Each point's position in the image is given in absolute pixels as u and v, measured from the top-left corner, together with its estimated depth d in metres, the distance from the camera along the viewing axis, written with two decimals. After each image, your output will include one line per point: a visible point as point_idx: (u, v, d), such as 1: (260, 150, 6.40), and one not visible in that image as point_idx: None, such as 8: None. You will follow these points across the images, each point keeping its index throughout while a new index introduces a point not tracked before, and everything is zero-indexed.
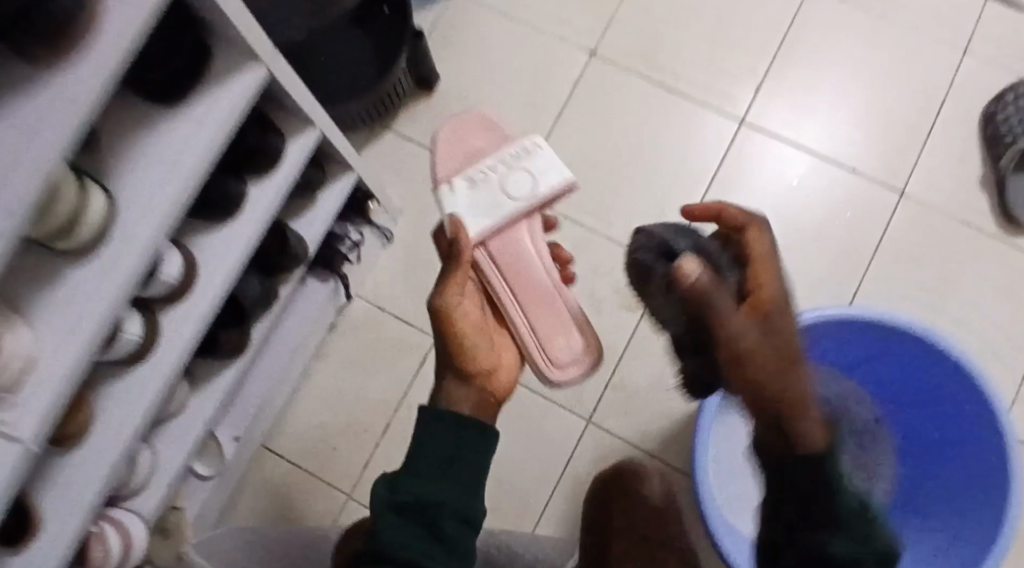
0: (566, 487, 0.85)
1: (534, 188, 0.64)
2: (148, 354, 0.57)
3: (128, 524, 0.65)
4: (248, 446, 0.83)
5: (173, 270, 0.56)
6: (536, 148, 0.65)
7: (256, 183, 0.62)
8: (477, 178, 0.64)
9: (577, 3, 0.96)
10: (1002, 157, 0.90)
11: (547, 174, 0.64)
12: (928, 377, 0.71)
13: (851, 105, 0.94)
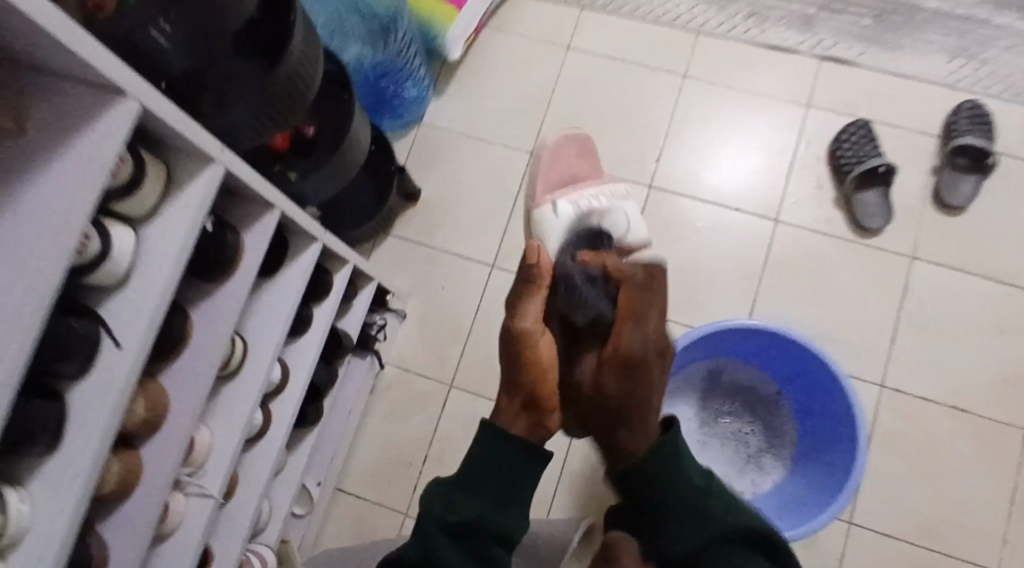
0: (566, 481, 1.14)
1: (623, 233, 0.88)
2: (266, 430, 0.87)
3: (264, 553, 0.93)
4: (328, 488, 1.12)
5: (274, 372, 0.84)
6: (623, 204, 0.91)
7: (317, 307, 0.92)
8: (580, 205, 0.89)
9: (515, 117, 1.28)
10: (844, 184, 1.21)
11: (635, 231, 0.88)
12: (784, 363, 1.02)
13: (730, 160, 1.25)
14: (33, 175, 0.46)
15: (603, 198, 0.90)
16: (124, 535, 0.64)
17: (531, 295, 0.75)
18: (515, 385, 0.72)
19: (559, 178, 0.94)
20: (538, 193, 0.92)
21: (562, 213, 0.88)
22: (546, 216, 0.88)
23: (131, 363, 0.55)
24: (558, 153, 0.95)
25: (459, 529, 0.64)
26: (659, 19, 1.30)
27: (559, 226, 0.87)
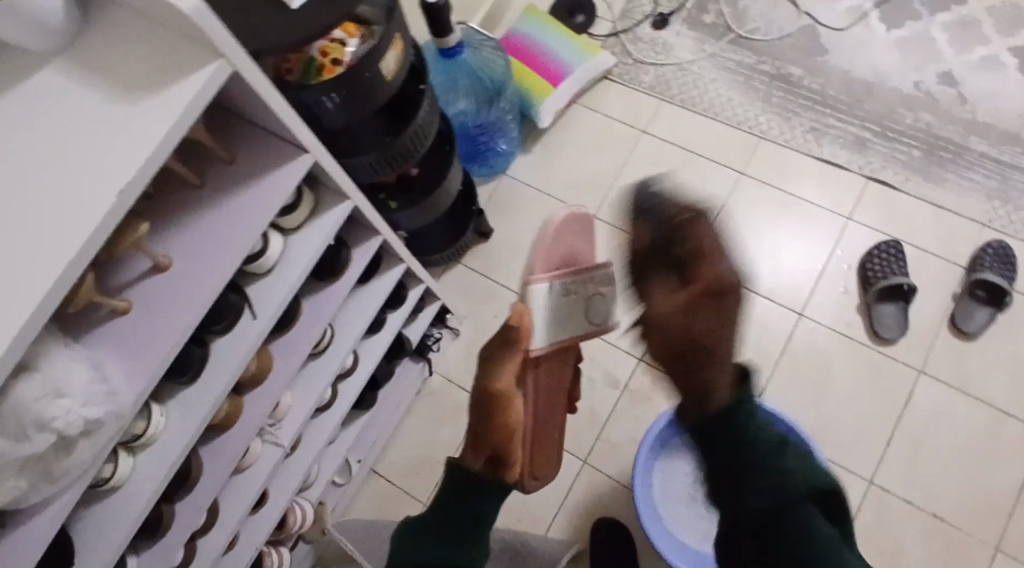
0: (568, 507, 1.28)
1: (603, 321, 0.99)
2: (330, 406, 1.06)
3: (304, 505, 1.12)
4: (364, 467, 1.30)
5: (348, 360, 1.03)
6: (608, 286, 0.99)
7: (391, 314, 1.11)
8: (568, 288, 0.94)
9: (585, 183, 1.47)
10: (867, 294, 1.34)
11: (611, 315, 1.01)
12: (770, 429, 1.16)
13: (767, 253, 1.40)
14: (234, 192, 0.67)
15: (591, 284, 0.97)
16: (216, 458, 0.82)
17: (506, 358, 0.89)
18: (477, 439, 0.90)
19: (561, 257, 0.96)
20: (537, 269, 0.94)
21: (555, 290, 0.93)
22: (541, 299, 0.91)
23: (257, 330, 0.74)
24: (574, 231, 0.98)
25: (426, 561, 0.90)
26: (728, 120, 1.48)
27: (543, 303, 0.91)
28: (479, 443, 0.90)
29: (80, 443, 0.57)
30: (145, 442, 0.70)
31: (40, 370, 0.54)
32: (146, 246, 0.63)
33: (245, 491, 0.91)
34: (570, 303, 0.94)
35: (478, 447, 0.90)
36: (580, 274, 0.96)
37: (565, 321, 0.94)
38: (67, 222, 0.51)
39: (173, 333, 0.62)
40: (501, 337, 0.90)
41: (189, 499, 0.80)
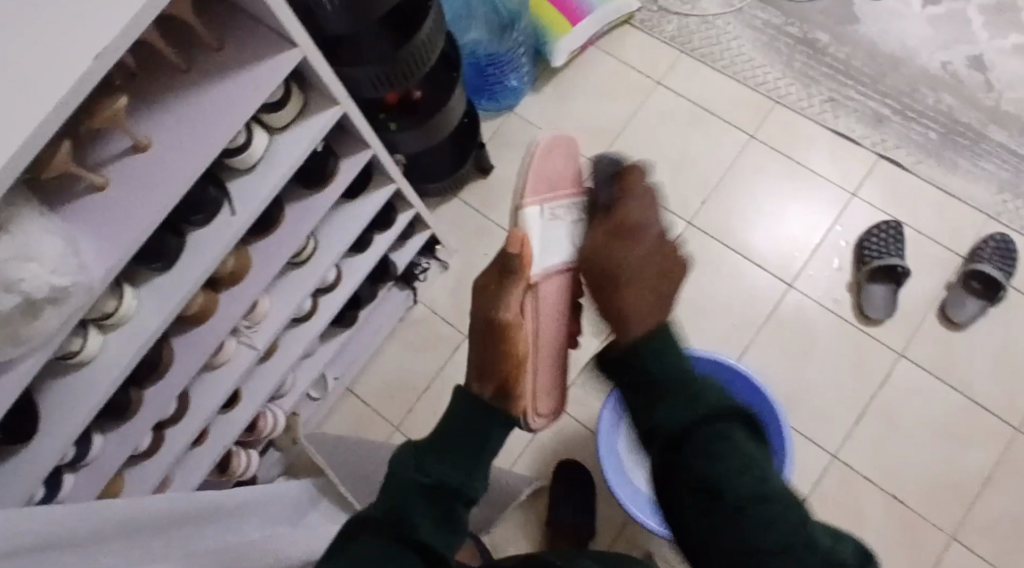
0: (534, 445, 1.31)
1: None
2: (309, 319, 1.07)
3: (275, 413, 1.14)
4: (340, 386, 1.33)
5: (330, 274, 1.04)
6: None
7: (379, 235, 1.10)
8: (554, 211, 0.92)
9: (592, 130, 1.45)
10: (860, 272, 1.33)
11: None
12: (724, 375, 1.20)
13: (765, 220, 1.38)
14: (220, 79, 0.67)
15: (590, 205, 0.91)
16: (188, 352, 0.83)
17: (510, 285, 0.81)
18: (489, 369, 0.78)
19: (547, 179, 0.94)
20: (526, 192, 0.92)
21: (538, 215, 0.91)
22: (530, 217, 0.91)
23: (235, 226, 0.74)
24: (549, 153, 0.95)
25: (432, 488, 0.67)
26: (746, 81, 1.45)
27: (542, 230, 0.90)
28: (489, 374, 0.78)
29: (48, 309, 0.58)
30: (116, 322, 0.71)
31: (11, 233, 0.54)
32: (126, 124, 0.62)
33: (216, 389, 0.93)
34: (556, 225, 0.91)
35: (487, 381, 0.78)
36: (565, 199, 0.93)
37: (555, 244, 0.90)
38: (41, 84, 0.50)
39: (146, 214, 0.62)
40: (498, 266, 0.82)
41: (158, 388, 0.82)
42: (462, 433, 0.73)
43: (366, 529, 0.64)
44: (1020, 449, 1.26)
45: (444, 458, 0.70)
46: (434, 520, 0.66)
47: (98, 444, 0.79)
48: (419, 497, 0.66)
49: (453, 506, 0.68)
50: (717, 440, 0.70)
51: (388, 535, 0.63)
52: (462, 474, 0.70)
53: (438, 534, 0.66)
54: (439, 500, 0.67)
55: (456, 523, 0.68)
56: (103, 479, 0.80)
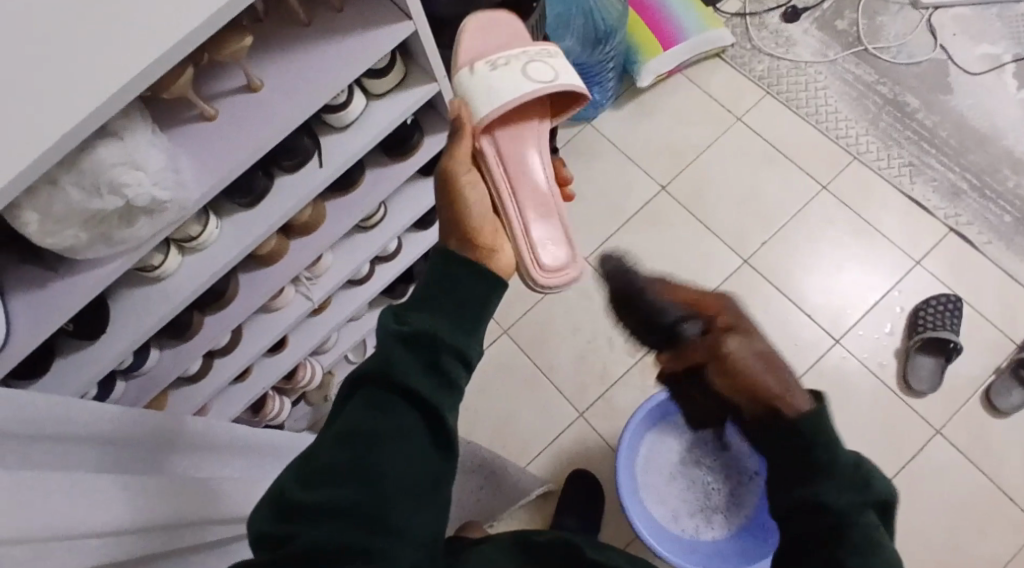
0: (552, 448, 1.33)
1: (551, 80, 0.78)
2: (364, 285, 1.11)
3: (314, 368, 1.19)
4: (376, 355, 1.37)
5: (391, 245, 1.08)
6: (550, 53, 0.81)
7: (442, 217, 1.13)
8: (496, 62, 0.78)
9: (664, 153, 1.47)
10: (911, 340, 1.32)
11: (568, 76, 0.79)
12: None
13: (821, 272, 1.38)
14: (335, 37, 0.71)
15: (523, 57, 0.79)
16: (249, 290, 0.87)
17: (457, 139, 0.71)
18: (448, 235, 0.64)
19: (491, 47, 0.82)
20: (464, 58, 0.81)
21: (482, 69, 0.78)
22: (463, 79, 0.79)
23: (319, 178, 0.78)
24: (473, 36, 0.82)
25: (416, 338, 0.55)
26: (828, 131, 1.45)
27: (489, 85, 0.77)
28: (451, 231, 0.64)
29: (143, 219, 0.63)
30: (196, 246, 0.76)
31: (125, 141, 0.59)
32: (245, 64, 0.67)
33: (268, 331, 0.97)
34: (504, 71, 0.77)
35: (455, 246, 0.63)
36: (510, 50, 0.80)
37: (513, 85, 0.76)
38: (180, 10, 0.55)
39: (246, 149, 0.67)
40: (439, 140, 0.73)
41: (217, 318, 0.86)
42: (444, 288, 0.58)
43: (364, 390, 0.54)
44: None
45: (433, 314, 0.57)
46: (426, 375, 0.54)
47: (153, 358, 0.84)
48: (404, 351, 0.54)
49: (444, 359, 0.55)
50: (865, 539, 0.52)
51: (380, 397, 0.53)
52: (452, 328, 0.57)
53: (430, 387, 0.54)
54: (430, 355, 0.54)
55: (447, 382, 0.55)
56: (152, 390, 0.85)
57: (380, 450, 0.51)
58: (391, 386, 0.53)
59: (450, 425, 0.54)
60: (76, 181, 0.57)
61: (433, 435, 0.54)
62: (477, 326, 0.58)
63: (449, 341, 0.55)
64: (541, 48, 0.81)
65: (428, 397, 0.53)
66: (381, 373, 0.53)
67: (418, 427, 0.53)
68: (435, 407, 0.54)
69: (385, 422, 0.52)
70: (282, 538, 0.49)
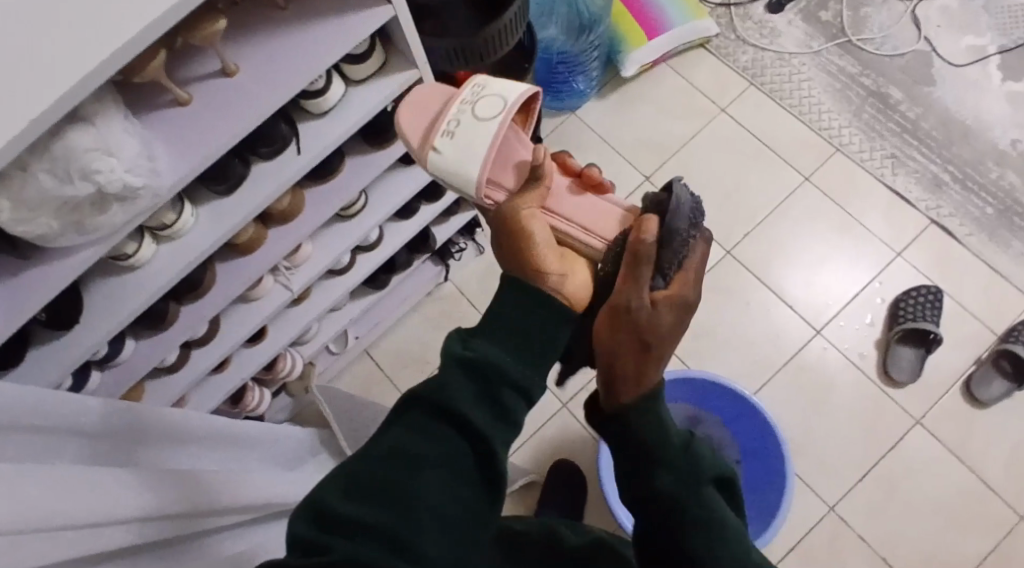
0: (535, 439, 1.33)
1: (504, 104, 0.59)
2: (345, 275, 1.10)
3: (295, 359, 1.18)
4: (359, 346, 1.36)
5: (372, 235, 1.07)
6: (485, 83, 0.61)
7: (425, 206, 1.12)
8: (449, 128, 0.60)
9: (649, 143, 1.46)
10: (891, 331, 1.33)
11: (511, 89, 0.60)
12: (733, 408, 1.23)
13: (803, 264, 1.39)
14: (313, 21, 0.70)
15: (466, 103, 0.60)
16: (227, 280, 0.86)
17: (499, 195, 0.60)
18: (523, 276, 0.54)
19: (430, 118, 0.63)
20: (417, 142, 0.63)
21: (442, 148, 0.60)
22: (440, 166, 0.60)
23: (297, 165, 0.77)
24: (410, 111, 0.64)
25: (478, 370, 0.50)
26: (812, 123, 1.46)
27: (461, 158, 0.58)
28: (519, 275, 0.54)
29: (115, 206, 0.61)
30: (171, 234, 0.74)
31: (96, 127, 0.58)
32: (220, 49, 0.66)
33: (247, 321, 0.96)
34: (463, 138, 0.59)
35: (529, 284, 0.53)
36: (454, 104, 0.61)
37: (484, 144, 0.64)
38: None
39: (222, 135, 0.65)
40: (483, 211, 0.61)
41: (195, 307, 0.85)
42: (508, 316, 0.52)
43: (415, 413, 0.50)
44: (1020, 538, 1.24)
45: (498, 341, 0.51)
46: (483, 406, 0.50)
47: (129, 348, 0.83)
48: (465, 379, 0.50)
49: (503, 393, 0.50)
50: (705, 516, 0.53)
51: (436, 426, 0.49)
52: (517, 359, 0.51)
53: (488, 422, 0.50)
54: (490, 385, 0.50)
55: (505, 422, 0.51)
56: (128, 380, 0.84)
57: (423, 474, 0.48)
58: (449, 419, 0.49)
59: (500, 466, 0.50)
60: (48, 168, 0.56)
61: (481, 471, 0.50)
62: (543, 362, 0.52)
63: (514, 379, 0.50)
64: (470, 85, 0.62)
65: (483, 431, 0.49)
66: (441, 403, 0.49)
67: (468, 461, 0.50)
68: (490, 443, 0.50)
69: (440, 454, 0.48)
70: (320, 551, 0.46)
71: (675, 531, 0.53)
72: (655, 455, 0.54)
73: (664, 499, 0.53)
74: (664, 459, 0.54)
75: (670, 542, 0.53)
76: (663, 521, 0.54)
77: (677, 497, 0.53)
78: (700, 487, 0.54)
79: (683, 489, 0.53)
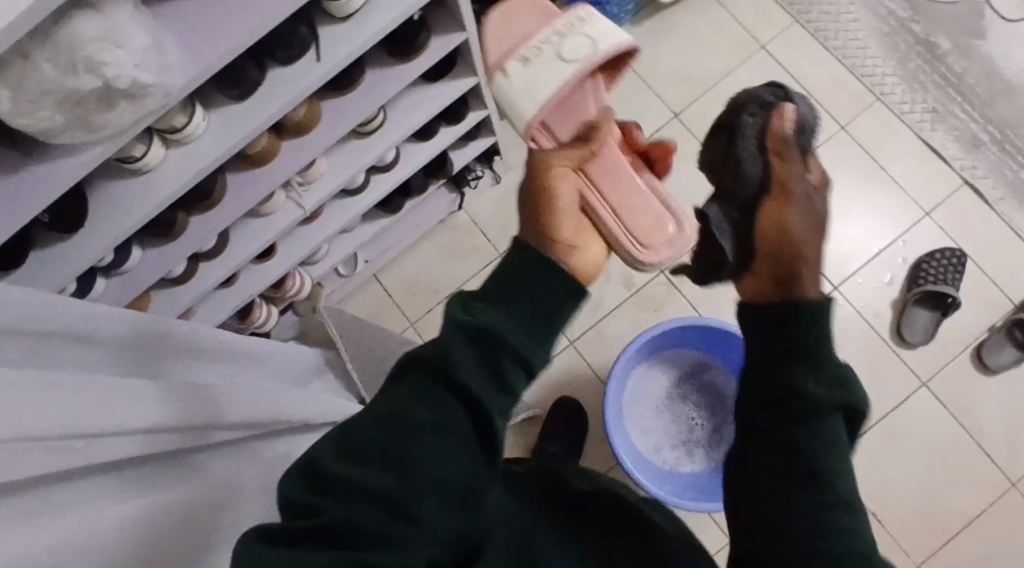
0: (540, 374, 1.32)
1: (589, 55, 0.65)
2: (359, 194, 1.06)
3: (304, 279, 1.15)
4: (368, 268, 1.33)
5: (389, 155, 1.02)
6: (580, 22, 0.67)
7: (445, 129, 1.07)
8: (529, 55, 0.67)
9: (681, 78, 1.40)
10: (909, 292, 1.30)
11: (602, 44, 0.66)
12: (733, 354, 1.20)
13: (827, 217, 1.35)
14: None
15: (552, 39, 0.67)
16: (238, 193, 0.83)
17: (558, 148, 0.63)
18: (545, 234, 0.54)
19: (514, 46, 0.69)
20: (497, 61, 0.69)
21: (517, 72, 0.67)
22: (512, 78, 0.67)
23: (317, 75, 0.72)
24: (506, 19, 0.71)
25: (479, 336, 0.48)
26: (853, 68, 1.39)
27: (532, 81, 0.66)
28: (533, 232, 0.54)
29: (123, 103, 0.57)
30: (180, 139, 0.70)
31: (103, 15, 0.53)
32: None
33: (257, 236, 0.93)
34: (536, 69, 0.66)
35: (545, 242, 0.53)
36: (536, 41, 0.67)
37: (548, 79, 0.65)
38: None
39: (237, 34, 0.60)
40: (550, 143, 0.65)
41: (203, 219, 0.82)
42: (519, 283, 0.50)
43: (413, 375, 0.49)
44: (1012, 505, 1.25)
45: (502, 307, 0.50)
46: (483, 374, 0.48)
47: (136, 257, 0.80)
48: (465, 343, 0.48)
49: (505, 362, 0.48)
50: (827, 448, 0.49)
51: (431, 388, 0.48)
52: (523, 328, 0.50)
53: (489, 390, 0.48)
54: (491, 351, 0.48)
55: (507, 392, 0.49)
56: (133, 291, 0.81)
57: (418, 439, 0.46)
58: (448, 382, 0.48)
59: (495, 433, 0.49)
60: (51, 57, 0.51)
61: (477, 440, 0.48)
62: (547, 334, 0.51)
63: (517, 350, 0.48)
64: (562, 23, 0.67)
65: (481, 401, 0.48)
66: (440, 366, 0.48)
67: (463, 428, 0.47)
68: (488, 412, 0.48)
69: (436, 417, 0.47)
70: (306, 509, 0.45)
71: (793, 456, 0.49)
72: (812, 354, 0.50)
73: (804, 412, 0.49)
74: (818, 363, 0.50)
75: (789, 492, 0.49)
76: (783, 446, 0.50)
77: (819, 411, 0.49)
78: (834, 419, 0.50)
79: (828, 400, 0.50)
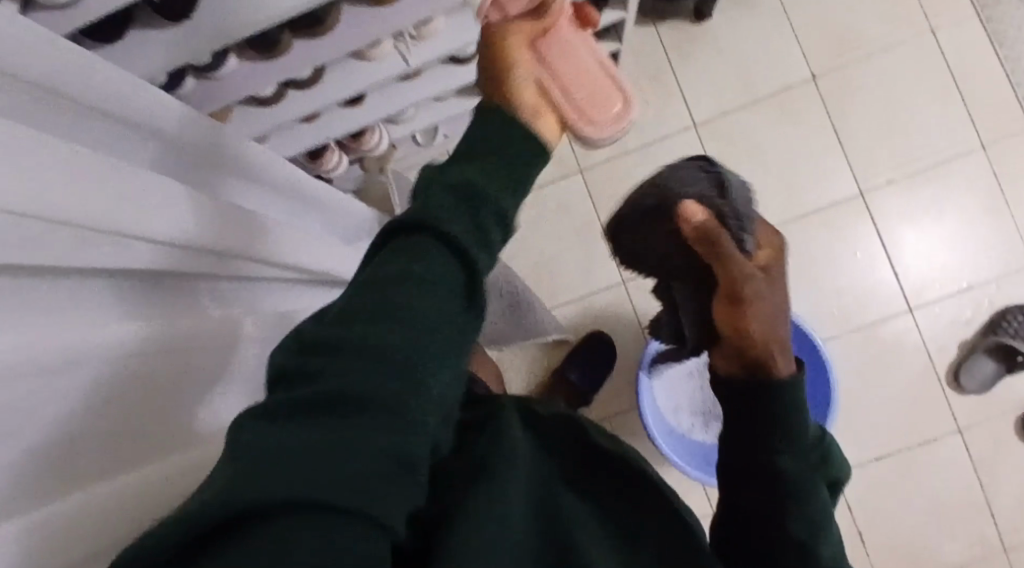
0: (582, 301, 1.29)
1: None
2: (464, 66, 0.99)
3: (382, 137, 1.10)
4: (445, 143, 1.28)
5: None
6: None
7: None
8: None
9: (830, 42, 1.28)
10: (981, 338, 1.23)
11: None
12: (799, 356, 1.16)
13: (927, 234, 1.26)
14: None
15: None
16: (346, 29, 0.76)
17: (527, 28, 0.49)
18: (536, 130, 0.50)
19: None
20: None
21: None
22: None
23: None
24: None
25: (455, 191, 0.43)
26: (1016, 86, 1.26)
27: None
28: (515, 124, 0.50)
29: None
30: None
31: None
32: None
33: (352, 79, 0.87)
34: None
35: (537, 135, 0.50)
36: None
37: None
38: None
39: None
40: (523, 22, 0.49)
41: (307, 46, 0.76)
42: (496, 148, 0.46)
43: (398, 239, 0.42)
44: None
45: (483, 166, 0.45)
46: (466, 224, 0.42)
47: (231, 65, 0.75)
48: (446, 195, 0.42)
49: (486, 212, 0.43)
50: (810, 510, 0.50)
51: (416, 241, 0.41)
52: (502, 179, 0.44)
53: (476, 239, 0.42)
54: (471, 201, 0.43)
55: (490, 251, 0.43)
56: (218, 97, 0.77)
57: (405, 286, 0.39)
58: (425, 234, 0.41)
59: (482, 281, 0.42)
60: None
61: (465, 292, 0.41)
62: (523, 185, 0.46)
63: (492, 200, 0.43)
64: None
65: (463, 243, 0.41)
66: (423, 222, 0.41)
67: (454, 276, 0.40)
68: (472, 260, 0.41)
69: (420, 263, 0.40)
70: (304, 376, 0.36)
71: (771, 517, 0.50)
72: (785, 425, 0.50)
73: (783, 477, 0.50)
74: (791, 433, 0.50)
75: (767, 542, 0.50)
76: (758, 507, 0.51)
77: (795, 480, 0.50)
78: (814, 482, 0.51)
79: (799, 469, 0.50)
